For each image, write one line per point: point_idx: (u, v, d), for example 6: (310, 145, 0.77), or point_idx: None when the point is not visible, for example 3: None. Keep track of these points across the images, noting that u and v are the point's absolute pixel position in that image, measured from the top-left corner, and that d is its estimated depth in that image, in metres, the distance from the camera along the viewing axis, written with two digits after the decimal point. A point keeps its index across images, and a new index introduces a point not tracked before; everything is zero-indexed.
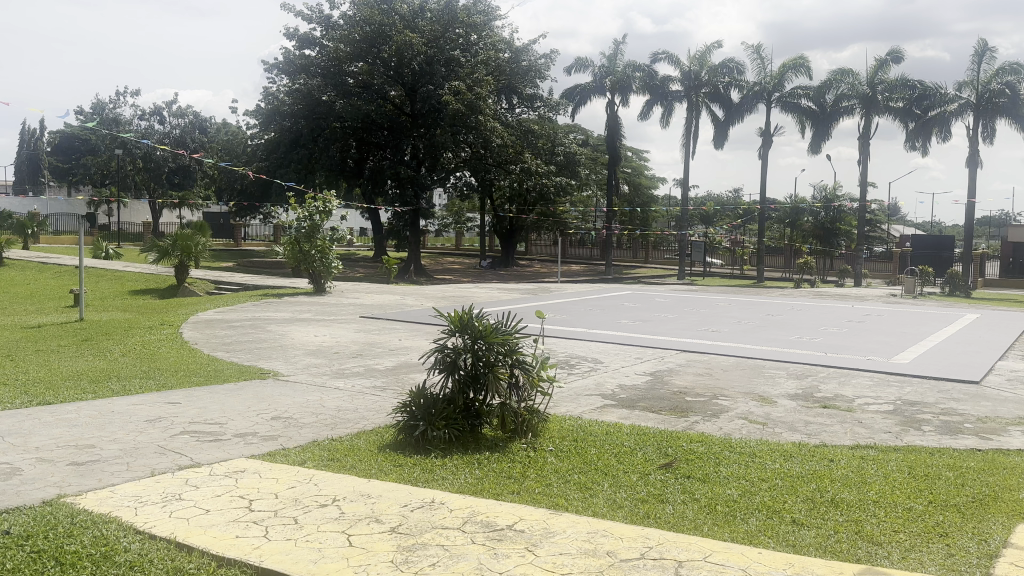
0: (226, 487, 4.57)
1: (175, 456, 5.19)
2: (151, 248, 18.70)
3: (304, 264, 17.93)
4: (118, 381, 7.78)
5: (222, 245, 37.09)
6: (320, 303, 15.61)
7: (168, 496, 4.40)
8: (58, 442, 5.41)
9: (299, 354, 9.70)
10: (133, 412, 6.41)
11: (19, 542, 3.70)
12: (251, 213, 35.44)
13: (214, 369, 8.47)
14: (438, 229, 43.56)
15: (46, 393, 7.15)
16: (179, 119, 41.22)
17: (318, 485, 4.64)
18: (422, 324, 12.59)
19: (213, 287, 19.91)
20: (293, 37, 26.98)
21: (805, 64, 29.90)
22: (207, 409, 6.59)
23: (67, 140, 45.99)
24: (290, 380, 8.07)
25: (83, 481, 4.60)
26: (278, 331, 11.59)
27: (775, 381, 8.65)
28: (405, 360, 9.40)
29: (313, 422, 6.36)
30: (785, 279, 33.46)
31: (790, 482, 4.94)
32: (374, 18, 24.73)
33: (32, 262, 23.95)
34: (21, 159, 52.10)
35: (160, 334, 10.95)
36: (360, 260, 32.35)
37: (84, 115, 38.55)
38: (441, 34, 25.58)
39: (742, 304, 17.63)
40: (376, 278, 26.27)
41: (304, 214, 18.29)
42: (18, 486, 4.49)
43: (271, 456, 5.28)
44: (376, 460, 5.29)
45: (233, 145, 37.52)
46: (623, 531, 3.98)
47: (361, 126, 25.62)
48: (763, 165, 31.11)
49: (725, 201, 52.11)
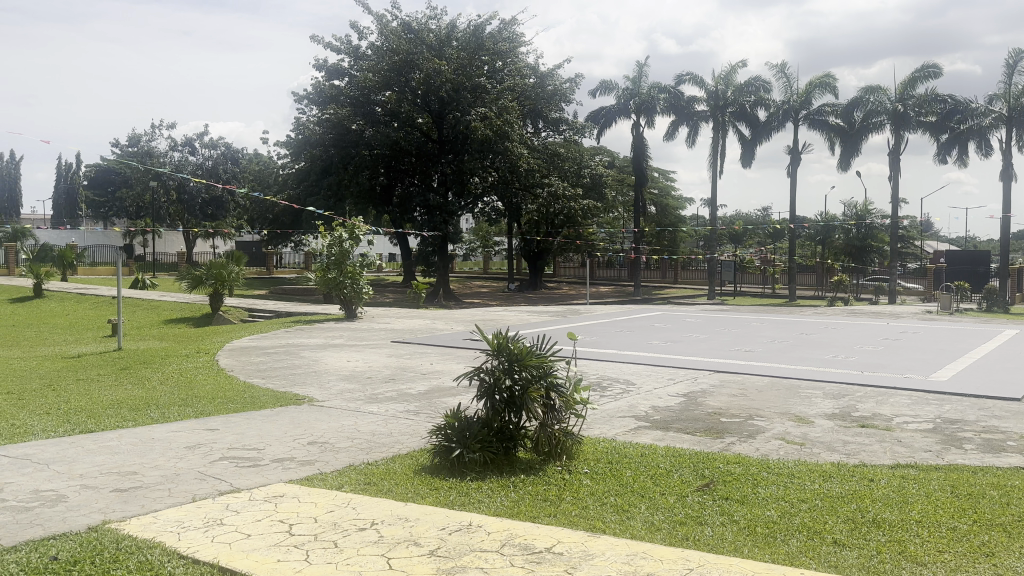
0: (266, 512, 4.63)
1: (215, 482, 5.27)
2: (185, 276, 19.02)
3: (334, 290, 18.10)
4: (158, 409, 7.89)
5: (254, 274, 37.59)
6: (351, 328, 15.74)
7: (210, 521, 4.47)
8: (102, 469, 5.53)
9: (333, 379, 9.81)
10: (174, 439, 6.53)
11: (67, 567, 3.78)
12: (282, 241, 36.01)
13: (250, 396, 8.54)
14: (466, 253, 43.90)
15: (88, 420, 7.33)
16: (211, 150, 42.09)
17: (355, 509, 4.68)
18: (453, 347, 12.67)
19: (246, 315, 20.21)
20: (322, 69, 27.51)
21: (831, 82, 29.74)
22: (245, 435, 6.69)
23: (104, 173, 47.23)
24: (324, 405, 8.17)
25: (127, 507, 4.70)
26: (311, 357, 11.74)
27: (812, 401, 8.53)
28: (437, 384, 9.42)
29: (349, 446, 6.42)
30: (818, 297, 33.06)
31: (830, 504, 4.87)
32: (402, 47, 25.14)
33: (71, 293, 24.54)
34: (59, 193, 53.72)
35: (197, 362, 11.12)
36: (389, 285, 32.60)
37: (120, 148, 39.61)
38: (468, 60, 25.81)
39: (774, 324, 17.42)
40: (404, 303, 26.50)
41: (333, 240, 18.52)
42: (64, 512, 4.58)
43: (309, 481, 5.34)
44: (412, 483, 5.33)
45: (264, 174, 38.21)
46: (663, 553, 3.97)
47: (389, 154, 25.93)
48: (792, 183, 30.79)
49: (755, 220, 51.88)
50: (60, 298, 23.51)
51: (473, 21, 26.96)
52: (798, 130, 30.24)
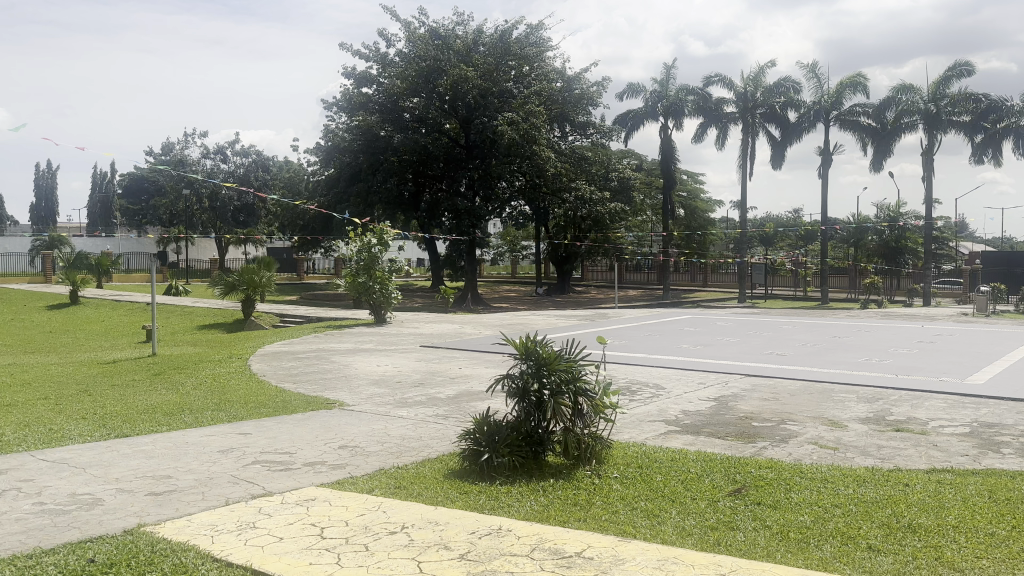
0: (298, 515, 4.67)
1: (248, 485, 5.33)
2: (218, 283, 19.31)
3: (364, 295, 18.25)
4: (192, 414, 8.01)
5: (285, 280, 38.03)
6: (380, 333, 15.86)
7: (243, 524, 4.52)
8: (137, 473, 5.63)
9: (363, 383, 9.88)
10: (207, 443, 6.62)
11: (103, 570, 3.85)
12: (312, 248, 36.44)
13: (282, 401, 8.64)
14: (494, 257, 44.00)
15: (124, 425, 7.45)
16: (242, 157, 42.72)
17: (386, 512, 4.70)
18: (481, 352, 12.69)
19: (278, 320, 20.45)
20: (351, 76, 27.76)
21: (863, 82, 29.35)
22: (277, 439, 6.77)
23: (139, 182, 48.16)
24: (354, 410, 8.23)
25: (162, 511, 4.77)
26: (342, 361, 11.84)
27: (845, 405, 8.40)
28: (466, 389, 9.44)
29: (379, 450, 6.46)
30: (851, 300, 32.55)
31: (864, 508, 4.79)
32: (429, 53, 25.28)
33: (108, 300, 25.03)
34: (95, 201, 54.86)
35: (230, 367, 11.28)
36: (418, 290, 32.78)
37: (154, 157, 40.39)
38: (495, 66, 25.88)
39: (807, 326, 17.20)
40: (433, 308, 26.62)
41: (363, 246, 18.68)
42: (100, 516, 4.66)
43: (340, 484, 5.38)
44: (441, 487, 5.35)
45: (295, 182, 38.68)
46: (694, 558, 3.93)
47: (417, 160, 26.05)
48: (823, 184, 30.42)
49: (785, 222, 51.32)
50: (96, 305, 23.98)
51: (500, 27, 27.05)
52: (828, 130, 29.88)
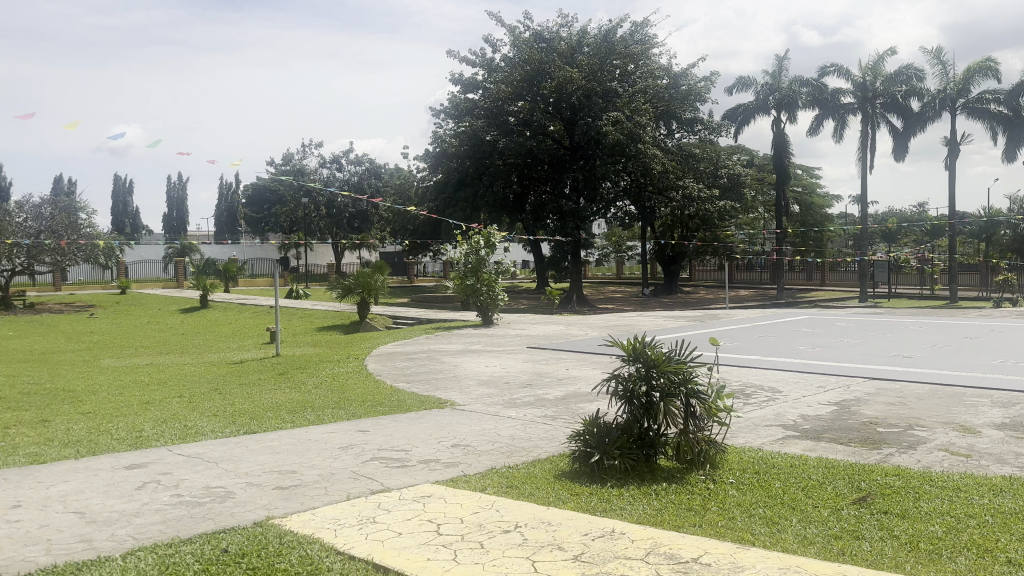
0: (415, 511, 4.80)
1: (367, 481, 5.54)
2: (335, 286, 20.12)
3: (472, 297, 18.53)
4: (313, 411, 8.38)
5: (396, 283, 39.21)
6: (488, 334, 16.08)
7: (364, 518, 4.70)
8: (264, 468, 5.94)
9: (473, 384, 10.05)
10: (328, 439, 6.92)
11: (237, 559, 4.09)
12: (421, 251, 37.44)
13: (396, 400, 8.91)
14: (599, 258, 43.78)
15: (251, 422, 7.88)
16: (356, 165, 44.37)
17: (500, 511, 4.77)
18: (588, 353, 12.65)
19: (391, 322, 21.10)
20: (458, 83, 28.30)
21: (994, 67, 27.36)
22: (393, 437, 6.99)
23: (262, 192, 50.88)
24: (465, 409, 8.39)
25: (288, 504, 5.02)
26: (452, 362, 12.08)
27: (980, 410, 7.85)
28: (574, 390, 9.44)
29: (490, 449, 6.56)
30: (984, 299, 30.38)
31: (1004, 520, 4.46)
32: (534, 56, 25.44)
33: (234, 304, 26.57)
34: (222, 211, 58.34)
35: (347, 367, 11.73)
36: (524, 292, 33.04)
37: (275, 168, 42.58)
38: (599, 66, 25.76)
39: (935, 327, 16.18)
40: (540, 309, 26.76)
41: (471, 248, 19.02)
42: (233, 508, 4.96)
43: (454, 482, 5.49)
44: (553, 488, 5.37)
45: (405, 187, 39.83)
46: (818, 568, 3.77)
47: (522, 162, 26.28)
48: (951, 176, 28.57)
49: (909, 216, 48.51)
50: (224, 309, 25.50)
51: (604, 26, 26.90)
52: (956, 119, 28.02)
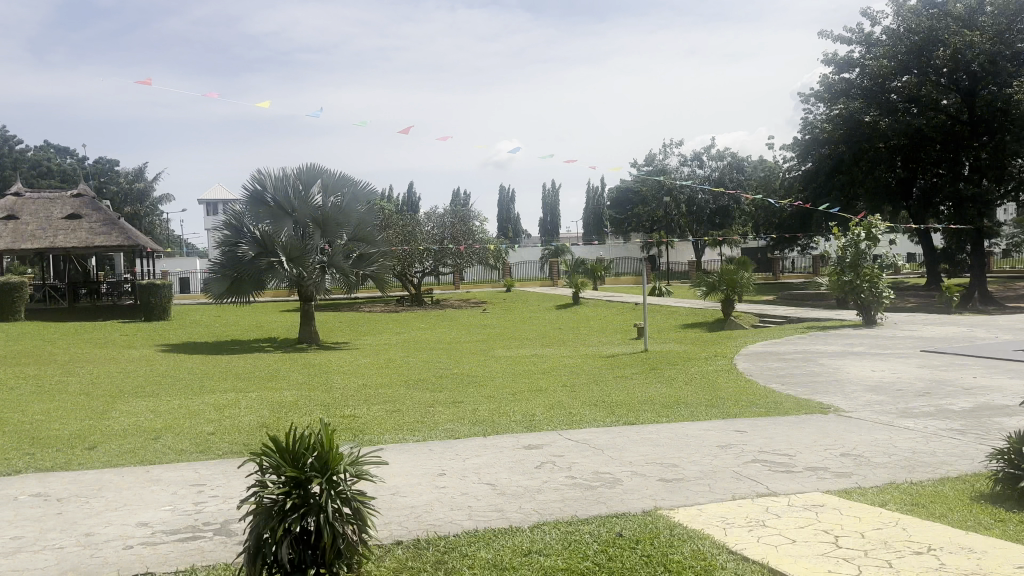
0: (808, 520, 4.56)
1: (751, 482, 5.41)
2: (701, 284, 20.11)
3: (851, 295, 17.02)
4: (688, 408, 8.43)
5: (760, 280, 37.87)
6: (871, 336, 14.65)
7: (752, 520, 4.59)
8: (646, 459, 6.16)
9: (858, 389, 9.26)
10: (706, 436, 6.91)
11: (632, 544, 4.28)
12: (787, 246, 35.64)
13: (772, 401, 8.57)
14: (1007, 248, 37.34)
15: (629, 414, 8.20)
16: (717, 161, 43.85)
17: (907, 531, 4.31)
18: (1003, 361, 10.84)
19: (758, 320, 20.43)
20: (832, 63, 26.31)
21: None
22: (774, 439, 6.73)
23: (625, 194, 52.97)
24: (852, 416, 7.75)
25: (674, 497, 5.12)
26: (831, 364, 11.28)
27: None
28: (987, 402, 8.16)
29: (887, 462, 5.96)
30: None
31: None
32: (924, 23, 22.59)
33: (603, 301, 28.05)
34: (591, 213, 62.00)
35: (717, 365, 11.62)
36: (910, 289, 29.57)
37: (639, 169, 44.01)
38: (1011, 24, 21.92)
39: None
40: (931, 308, 23.72)
41: (848, 242, 17.57)
42: (623, 495, 5.21)
43: (848, 494, 5.10)
44: (973, 513, 4.69)
45: (770, 180, 38.28)
46: None
47: (909, 143, 23.50)
48: None
49: None
50: (594, 305, 27.07)
51: None
52: None
